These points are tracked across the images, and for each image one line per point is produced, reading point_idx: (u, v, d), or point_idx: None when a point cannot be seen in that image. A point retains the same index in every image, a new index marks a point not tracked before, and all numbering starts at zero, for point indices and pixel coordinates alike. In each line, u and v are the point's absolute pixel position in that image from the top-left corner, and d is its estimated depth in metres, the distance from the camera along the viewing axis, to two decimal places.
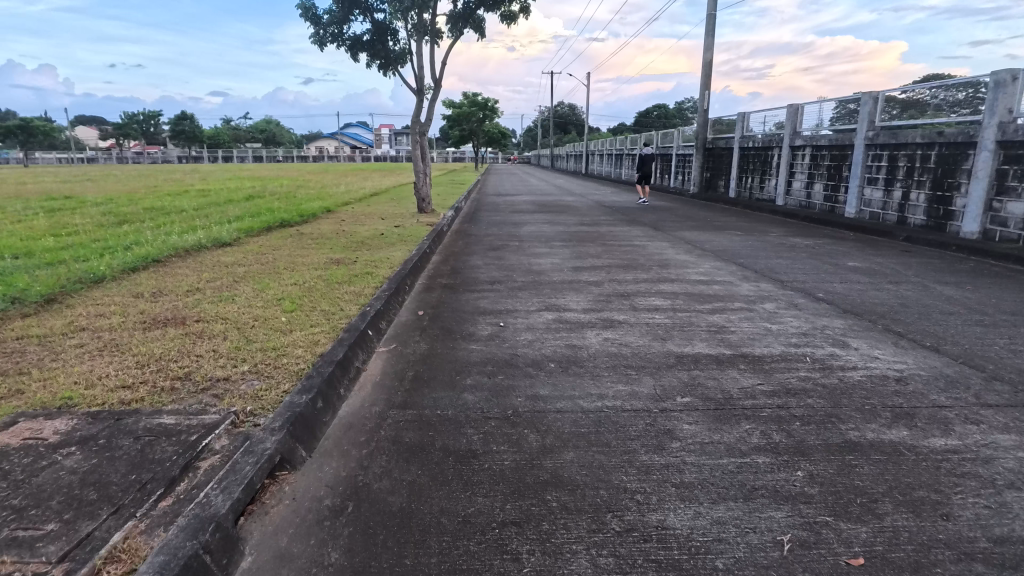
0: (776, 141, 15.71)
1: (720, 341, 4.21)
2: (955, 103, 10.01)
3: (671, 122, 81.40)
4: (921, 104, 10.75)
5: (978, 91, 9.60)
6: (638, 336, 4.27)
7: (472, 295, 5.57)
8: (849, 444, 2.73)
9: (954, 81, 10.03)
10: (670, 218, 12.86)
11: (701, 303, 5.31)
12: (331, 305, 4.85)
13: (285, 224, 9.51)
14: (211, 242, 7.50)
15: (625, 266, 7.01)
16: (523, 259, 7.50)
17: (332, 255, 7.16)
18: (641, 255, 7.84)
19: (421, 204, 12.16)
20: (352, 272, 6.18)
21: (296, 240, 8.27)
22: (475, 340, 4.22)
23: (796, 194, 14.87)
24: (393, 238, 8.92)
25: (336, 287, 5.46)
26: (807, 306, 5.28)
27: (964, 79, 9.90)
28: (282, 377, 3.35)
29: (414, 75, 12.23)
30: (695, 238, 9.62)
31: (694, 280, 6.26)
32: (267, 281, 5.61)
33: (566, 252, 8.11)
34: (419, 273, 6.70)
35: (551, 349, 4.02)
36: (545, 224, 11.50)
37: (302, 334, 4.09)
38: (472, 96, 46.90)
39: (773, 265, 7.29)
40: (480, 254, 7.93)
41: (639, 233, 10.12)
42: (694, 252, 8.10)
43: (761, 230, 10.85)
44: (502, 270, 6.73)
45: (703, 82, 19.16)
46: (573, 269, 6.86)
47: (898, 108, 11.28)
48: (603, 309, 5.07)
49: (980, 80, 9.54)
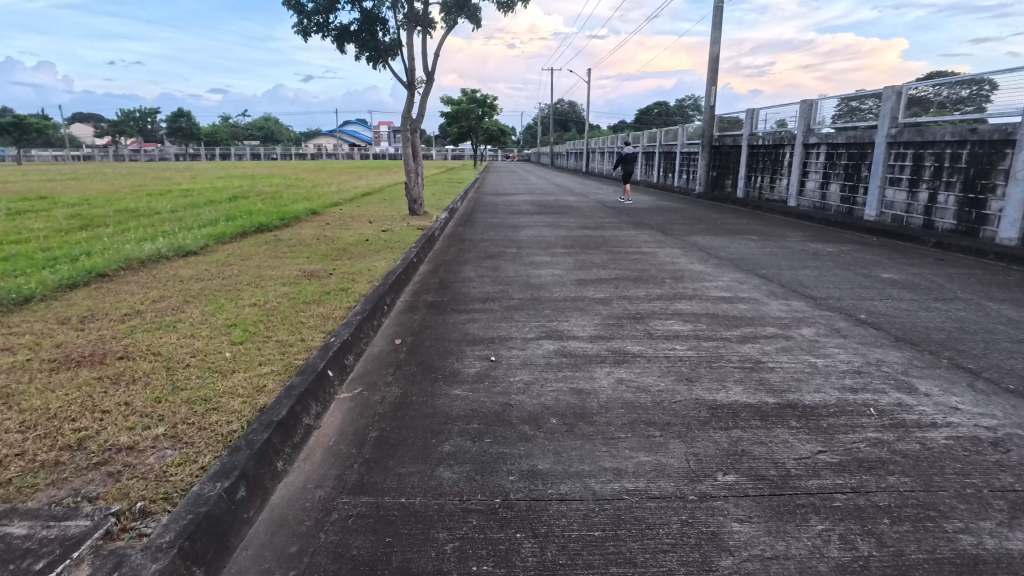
0: (787, 139, 14.93)
1: (759, 385, 3.44)
2: (958, 101, 9.77)
3: (672, 119, 80.52)
4: (925, 101, 10.42)
5: (983, 88, 9.34)
6: (659, 378, 3.49)
7: (460, 318, 4.78)
8: (966, 562, 1.96)
9: (957, 78, 9.79)
10: (678, 220, 12.08)
11: (727, 328, 4.54)
12: (291, 334, 4.07)
13: (262, 230, 8.72)
14: (174, 251, 6.73)
15: (635, 279, 6.24)
16: (520, 271, 6.73)
17: (306, 266, 6.39)
18: (652, 266, 7.07)
19: (412, 205, 11.41)
20: (325, 288, 5.41)
21: (271, 247, 7.51)
22: (460, 382, 3.45)
23: (810, 194, 14.08)
24: (380, 244, 8.15)
25: (303, 309, 4.68)
26: (852, 332, 4.50)
27: (967, 77, 9.68)
28: (202, 446, 2.59)
29: (406, 68, 11.45)
30: (709, 244, 8.84)
31: (716, 298, 5.48)
32: (222, 300, 4.84)
33: (568, 261, 7.34)
34: (403, 288, 5.93)
35: (552, 397, 3.25)
36: (546, 228, 10.74)
37: (245, 376, 3.31)
38: (471, 92, 46.08)
39: (800, 277, 6.52)
40: (474, 264, 7.16)
41: (646, 238, 9.36)
42: (709, 262, 7.34)
43: (779, 234, 10.08)
44: (497, 284, 5.96)
45: (710, 77, 18.40)
46: (576, 283, 6.08)
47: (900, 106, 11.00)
48: (613, 337, 4.29)
49: (983, 78, 9.34)
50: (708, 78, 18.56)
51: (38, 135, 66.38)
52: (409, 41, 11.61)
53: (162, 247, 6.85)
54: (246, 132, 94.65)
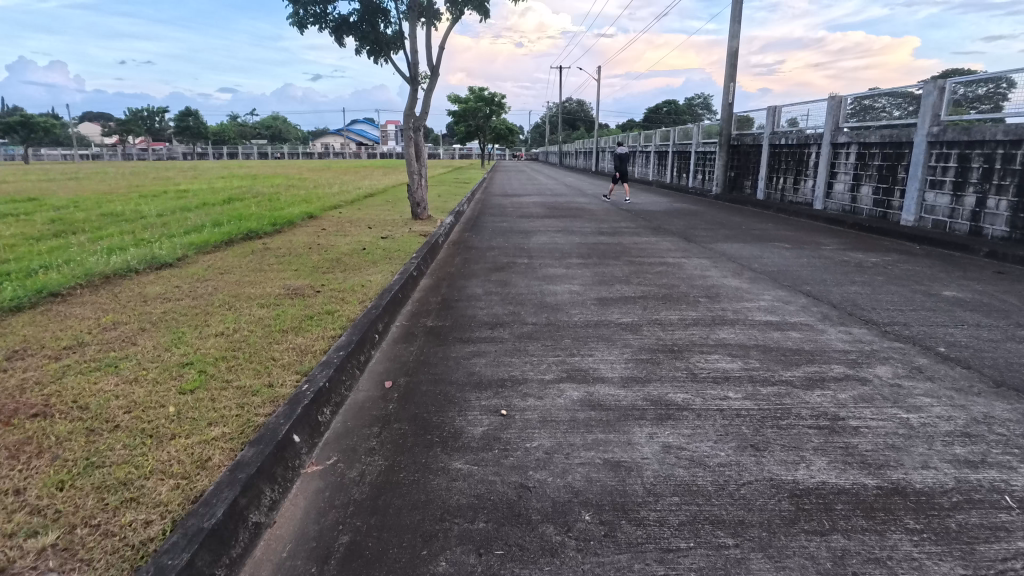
0: (813, 138, 14.05)
1: (848, 458, 2.65)
2: (976, 99, 9.59)
3: (681, 118, 79.60)
4: None
5: (1000, 86, 9.14)
6: (717, 447, 2.72)
7: (464, 351, 4.02)
8: None
9: (971, 77, 9.65)
10: (699, 225, 11.30)
11: (785, 367, 3.77)
12: (256, 377, 3.32)
13: (250, 237, 8.02)
14: (145, 265, 6.03)
15: (664, 298, 5.49)
16: (533, 286, 5.99)
17: (291, 282, 5.67)
18: (681, 281, 6.29)
19: (416, 209, 10.70)
20: (308, 311, 4.67)
21: (256, 258, 6.79)
22: (462, 450, 2.69)
23: (838, 197, 13.24)
24: (378, 253, 7.43)
25: (278, 341, 3.94)
26: (939, 373, 3.70)
27: (983, 75, 9.45)
28: (100, 567, 1.86)
29: (409, 62, 10.73)
30: (739, 254, 8.04)
31: (763, 325, 4.69)
32: (184, 329, 4.11)
33: (586, 274, 6.58)
34: (401, 308, 5.19)
35: (582, 474, 2.49)
36: (559, 233, 9.98)
37: (185, 447, 2.57)
38: (479, 90, 45.36)
39: (852, 296, 5.74)
40: (480, 277, 6.42)
41: (669, 246, 8.62)
42: (744, 276, 6.58)
43: (813, 242, 9.28)
44: (506, 305, 5.20)
45: (729, 74, 17.64)
46: (598, 303, 5.31)
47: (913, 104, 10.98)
48: (649, 380, 3.51)
49: (1002, 76, 9.09)
50: (727, 74, 17.74)
51: (45, 134, 66.35)
52: (412, 34, 10.89)
53: (132, 259, 6.15)
54: (254, 130, 94.39)
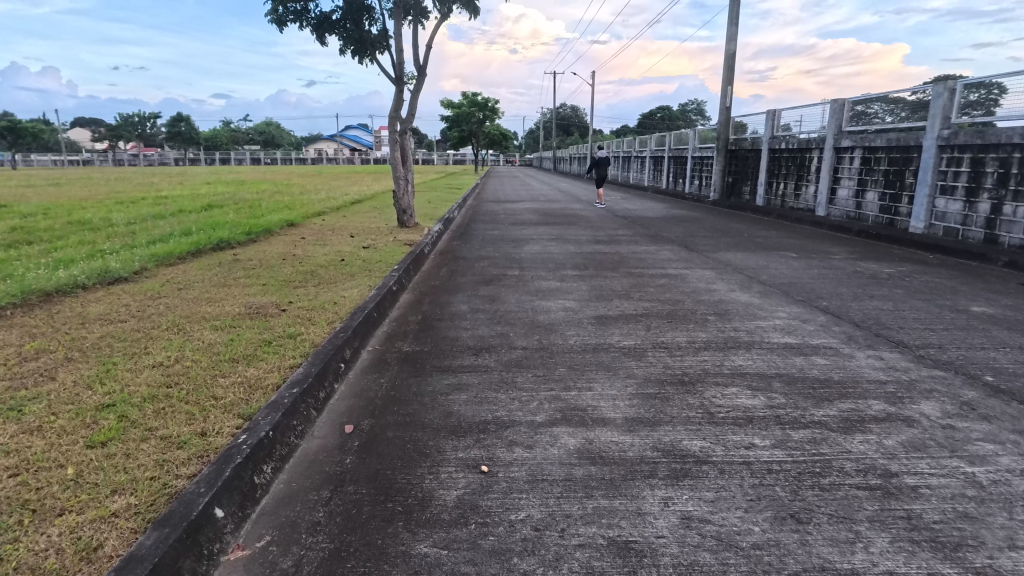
0: (814, 142, 13.61)
1: (914, 535, 2.11)
2: (967, 105, 9.52)
3: (675, 124, 79.66)
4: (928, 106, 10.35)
5: (992, 92, 9.11)
6: (749, 519, 2.17)
7: (442, 384, 3.47)
8: None
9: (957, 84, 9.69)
10: (699, 232, 10.82)
11: (816, 405, 3.23)
12: (186, 424, 2.76)
13: (220, 247, 7.46)
14: (96, 279, 5.46)
15: (668, 316, 4.97)
16: (525, 302, 5.46)
17: (255, 299, 5.10)
18: (686, 295, 5.77)
19: (402, 216, 10.17)
20: (267, 334, 4.11)
21: (221, 271, 6.22)
22: (428, 526, 2.13)
23: (842, 203, 12.78)
24: (357, 264, 6.87)
25: (223, 374, 3.37)
26: (995, 409, 3.17)
27: (975, 81, 9.41)
28: None
29: (395, 62, 10.21)
30: (745, 265, 7.53)
31: (782, 349, 4.16)
32: (117, 358, 3.54)
33: (582, 288, 6.04)
34: (376, 328, 4.64)
35: (581, 564, 1.94)
36: (553, 242, 9.45)
37: (71, 529, 2.01)
38: (472, 95, 45.01)
39: (874, 312, 5.23)
40: (467, 292, 5.87)
41: (669, 256, 8.11)
42: (753, 290, 6.07)
43: (821, 251, 8.80)
44: (494, 325, 4.65)
45: (726, 77, 17.27)
46: (595, 323, 4.77)
47: (906, 110, 10.94)
48: (659, 422, 2.97)
49: (994, 81, 9.07)
50: (724, 77, 17.34)
51: (34, 140, 65.59)
52: (398, 32, 10.38)
53: (81, 273, 5.57)
54: (246, 136, 93.83)
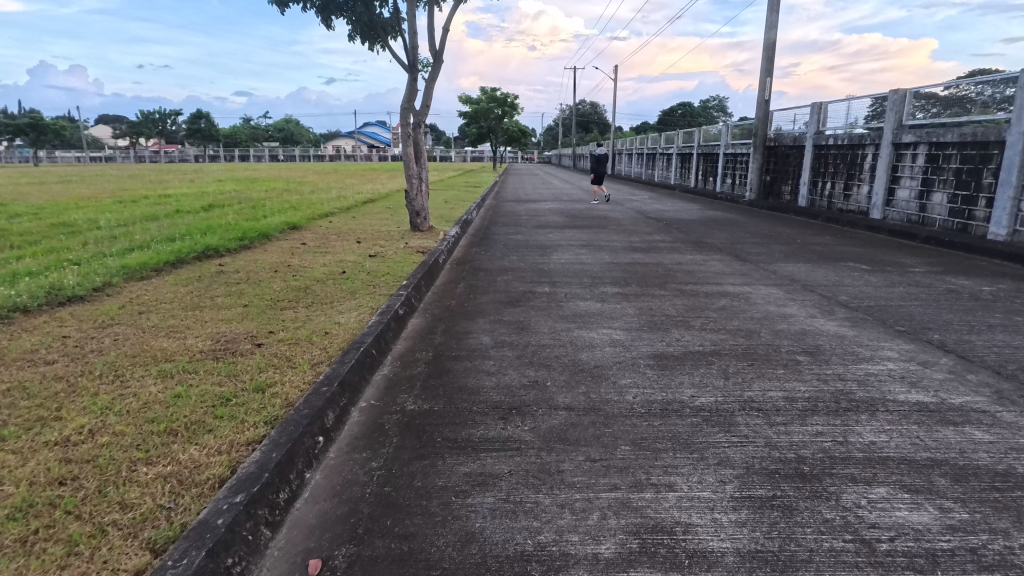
0: (870, 137, 12.31)
1: None
2: (1002, 100, 9.33)
3: (697, 121, 77.98)
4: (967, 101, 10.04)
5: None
6: None
7: (458, 474, 2.43)
8: None
9: (1002, 77, 9.29)
10: (745, 238, 9.69)
11: (1021, 528, 2.12)
12: (56, 569, 1.78)
13: (205, 254, 6.53)
14: (42, 300, 4.53)
15: (746, 357, 3.89)
16: (561, 332, 4.41)
17: (226, 329, 4.10)
18: (758, 324, 4.68)
19: (415, 219, 9.18)
20: (225, 387, 3.09)
21: (198, 287, 5.27)
22: None
23: (901, 205, 11.51)
24: (360, 278, 5.85)
25: (147, 459, 2.39)
26: None
27: (1009, 75, 9.22)
28: None
29: (408, 47, 9.21)
30: (813, 280, 6.40)
31: (917, 413, 3.05)
32: (9, 429, 2.57)
33: (629, 312, 4.98)
34: (375, 371, 3.61)
35: None
36: (583, 249, 8.39)
37: None
38: (491, 91, 44.02)
39: (1009, 352, 4.08)
40: (489, 316, 4.83)
41: (721, 267, 7.03)
42: (838, 316, 4.96)
43: (896, 263, 7.61)
44: (526, 369, 3.60)
45: (766, 68, 16.05)
46: (655, 366, 3.70)
47: (939, 105, 10.65)
48: (794, 567, 1.90)
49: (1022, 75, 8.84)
50: (763, 68, 16.08)
51: (56, 137, 66.13)
52: (412, 16, 9.38)
53: (25, 291, 4.65)
54: (265, 133, 94.17)
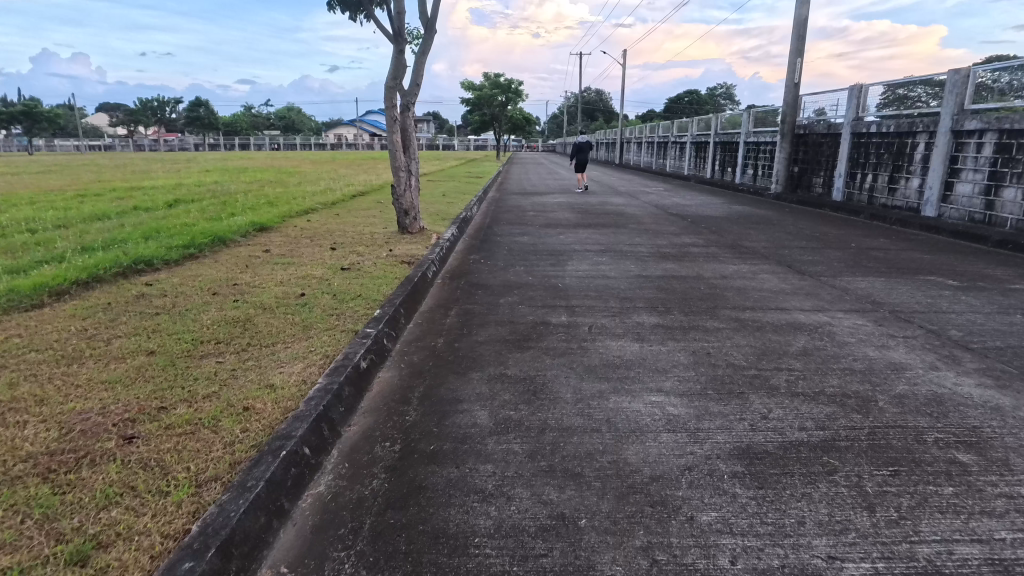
0: (922, 124, 10.75)
1: None
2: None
3: (705, 109, 76.32)
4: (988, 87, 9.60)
5: None
6: None
7: None
8: None
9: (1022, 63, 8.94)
10: (789, 241, 8.31)
11: None
12: None
13: (132, 269, 5.19)
14: None
15: (884, 460, 2.50)
16: (589, 399, 3.05)
17: (92, 405, 2.75)
18: (869, 385, 3.30)
19: (403, 220, 7.81)
20: (16, 558, 1.75)
21: (97, 322, 3.92)
22: None
23: (962, 202, 10.08)
24: (320, 304, 4.47)
25: None
26: None
27: None
28: None
29: (394, 15, 7.80)
30: (903, 305, 5.02)
31: None
32: None
33: (681, 360, 3.62)
34: (301, 492, 2.26)
35: None
36: (603, 257, 7.01)
37: None
38: (493, 76, 42.21)
39: None
40: (488, 369, 3.45)
41: (777, 284, 5.65)
42: (970, 368, 3.58)
43: (987, 276, 6.22)
44: (544, 488, 2.26)
45: (797, 49, 14.56)
46: (750, 482, 2.32)
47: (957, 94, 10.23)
48: None
49: None
50: (794, 48, 14.57)
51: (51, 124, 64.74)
52: None
53: None
54: (265, 121, 92.80)
